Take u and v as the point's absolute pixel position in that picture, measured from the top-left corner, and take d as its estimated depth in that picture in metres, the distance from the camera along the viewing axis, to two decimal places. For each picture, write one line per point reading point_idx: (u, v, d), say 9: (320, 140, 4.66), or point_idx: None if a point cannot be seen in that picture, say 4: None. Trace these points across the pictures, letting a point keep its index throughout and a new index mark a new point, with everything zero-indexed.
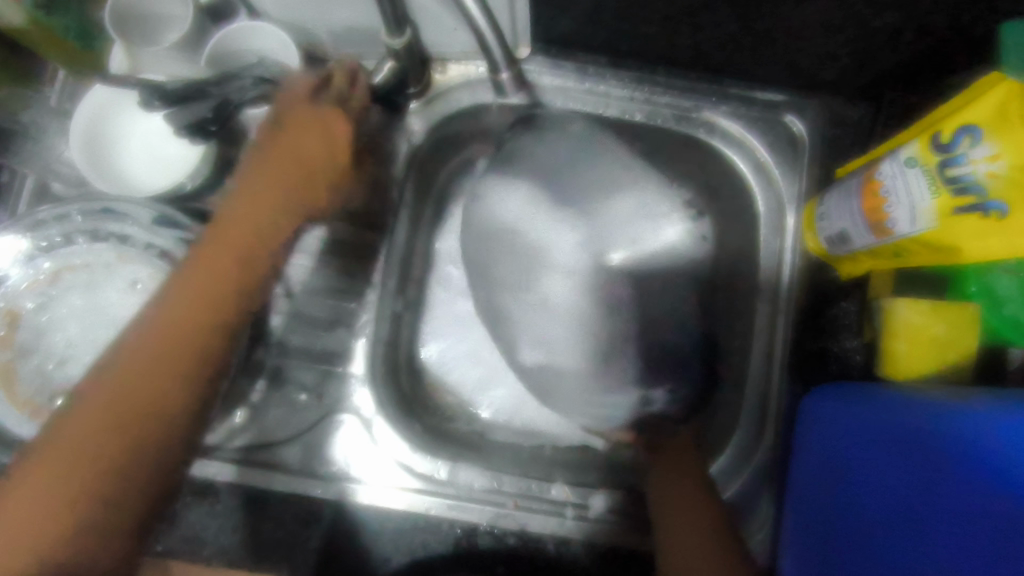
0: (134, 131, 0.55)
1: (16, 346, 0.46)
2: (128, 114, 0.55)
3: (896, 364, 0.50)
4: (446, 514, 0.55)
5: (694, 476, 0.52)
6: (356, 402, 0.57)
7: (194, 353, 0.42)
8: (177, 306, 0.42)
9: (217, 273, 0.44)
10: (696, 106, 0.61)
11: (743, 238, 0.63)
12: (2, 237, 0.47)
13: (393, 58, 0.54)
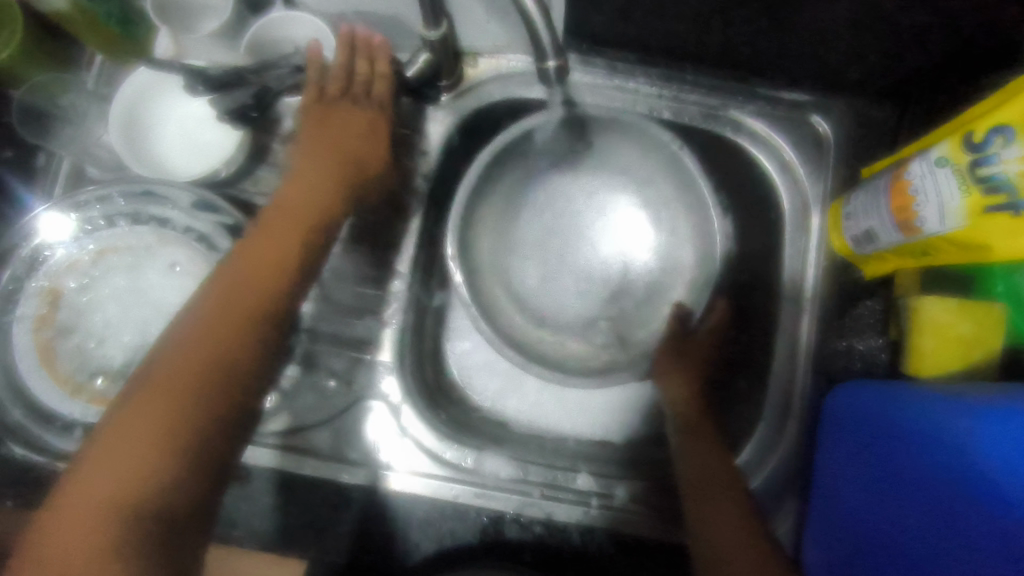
0: (172, 116, 0.56)
1: (56, 324, 0.47)
2: (167, 98, 0.56)
3: (925, 360, 0.52)
4: (473, 501, 0.56)
5: (721, 469, 0.54)
6: (386, 389, 0.58)
7: (236, 332, 0.45)
8: (219, 295, 0.46)
9: (254, 257, 0.47)
10: (723, 105, 0.62)
11: (767, 235, 0.64)
12: (49, 215, 0.48)
13: (428, 51, 0.54)
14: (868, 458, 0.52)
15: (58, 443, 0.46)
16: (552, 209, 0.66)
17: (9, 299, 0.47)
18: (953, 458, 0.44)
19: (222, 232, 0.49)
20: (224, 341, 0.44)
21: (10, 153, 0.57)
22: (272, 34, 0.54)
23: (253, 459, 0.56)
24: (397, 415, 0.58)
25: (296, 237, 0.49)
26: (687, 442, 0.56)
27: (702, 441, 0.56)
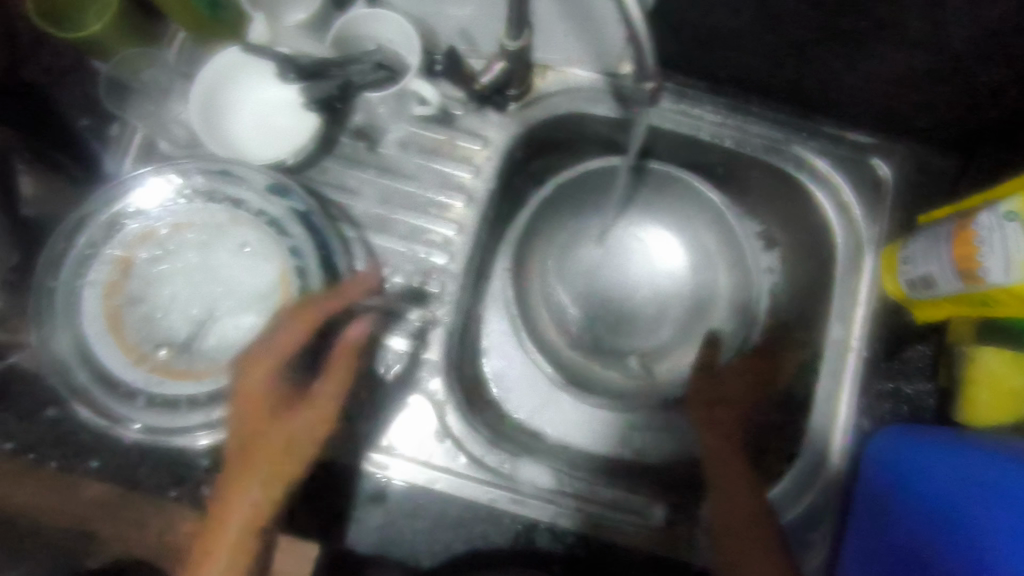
0: (247, 101, 0.57)
1: (126, 293, 0.48)
2: (240, 84, 0.57)
3: (979, 411, 0.53)
4: (508, 510, 0.56)
5: (746, 497, 0.54)
6: (431, 386, 0.58)
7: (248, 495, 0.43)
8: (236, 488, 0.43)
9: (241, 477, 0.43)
10: (787, 139, 0.62)
11: (819, 271, 0.64)
12: (151, 179, 0.49)
13: (505, 59, 0.55)
14: (901, 496, 0.52)
15: (115, 407, 0.46)
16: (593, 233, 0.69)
17: (83, 263, 0.47)
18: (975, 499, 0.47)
19: (295, 217, 0.50)
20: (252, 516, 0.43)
21: (88, 120, 0.58)
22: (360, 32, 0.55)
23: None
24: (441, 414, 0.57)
25: (320, 393, 0.45)
26: (713, 471, 0.56)
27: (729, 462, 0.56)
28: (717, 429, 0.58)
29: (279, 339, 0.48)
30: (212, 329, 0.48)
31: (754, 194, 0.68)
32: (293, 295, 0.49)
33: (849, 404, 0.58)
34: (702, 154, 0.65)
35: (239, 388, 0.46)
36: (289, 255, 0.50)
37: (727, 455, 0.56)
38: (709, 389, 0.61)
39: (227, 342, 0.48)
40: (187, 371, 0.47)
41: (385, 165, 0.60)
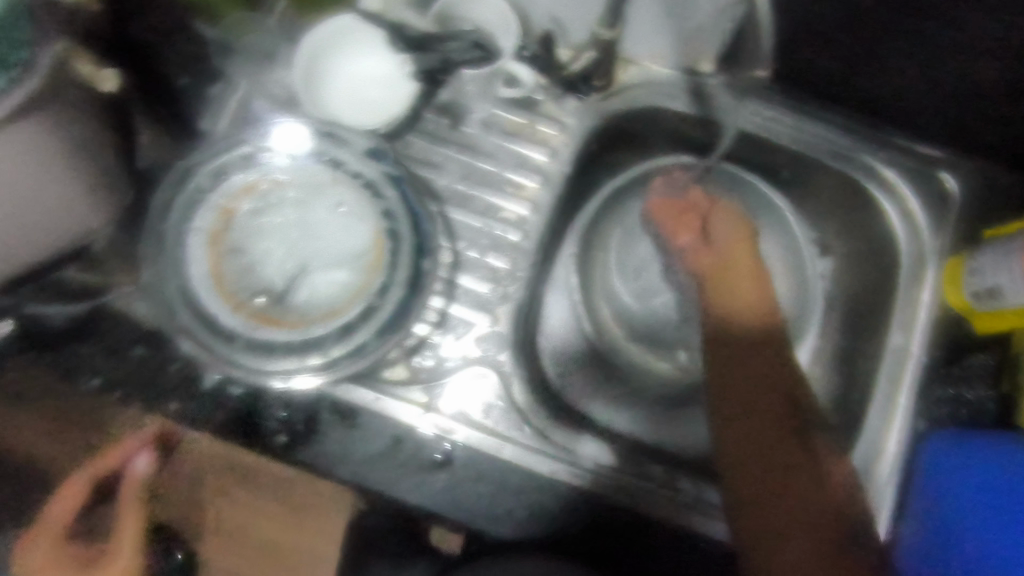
0: (340, 76, 0.58)
1: (228, 242, 0.50)
2: (335, 59, 0.58)
3: None
4: (568, 482, 0.57)
5: (802, 455, 0.55)
6: (500, 360, 0.59)
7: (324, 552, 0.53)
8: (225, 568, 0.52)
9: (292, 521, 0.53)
10: (856, 148, 0.63)
11: (880, 279, 0.65)
12: (287, 125, 0.51)
13: (596, 48, 0.57)
14: (976, 500, 0.55)
15: (210, 345, 0.48)
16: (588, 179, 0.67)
17: (188, 210, 0.49)
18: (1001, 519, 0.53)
19: (390, 182, 0.52)
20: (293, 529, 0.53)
21: (187, 79, 0.59)
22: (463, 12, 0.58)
23: (352, 400, 0.57)
24: (508, 388, 0.59)
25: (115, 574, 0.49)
26: (733, 455, 0.55)
27: (768, 432, 0.55)
28: (740, 408, 0.57)
29: (370, 296, 0.50)
30: (306, 282, 0.51)
31: (816, 198, 0.68)
32: (385, 256, 0.51)
33: (906, 409, 0.60)
34: (771, 157, 0.66)
35: (332, 339, 0.49)
36: (381, 218, 0.52)
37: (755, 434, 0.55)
38: (743, 359, 0.59)
39: (320, 295, 0.51)
40: (282, 320, 0.49)
41: (468, 143, 0.62)
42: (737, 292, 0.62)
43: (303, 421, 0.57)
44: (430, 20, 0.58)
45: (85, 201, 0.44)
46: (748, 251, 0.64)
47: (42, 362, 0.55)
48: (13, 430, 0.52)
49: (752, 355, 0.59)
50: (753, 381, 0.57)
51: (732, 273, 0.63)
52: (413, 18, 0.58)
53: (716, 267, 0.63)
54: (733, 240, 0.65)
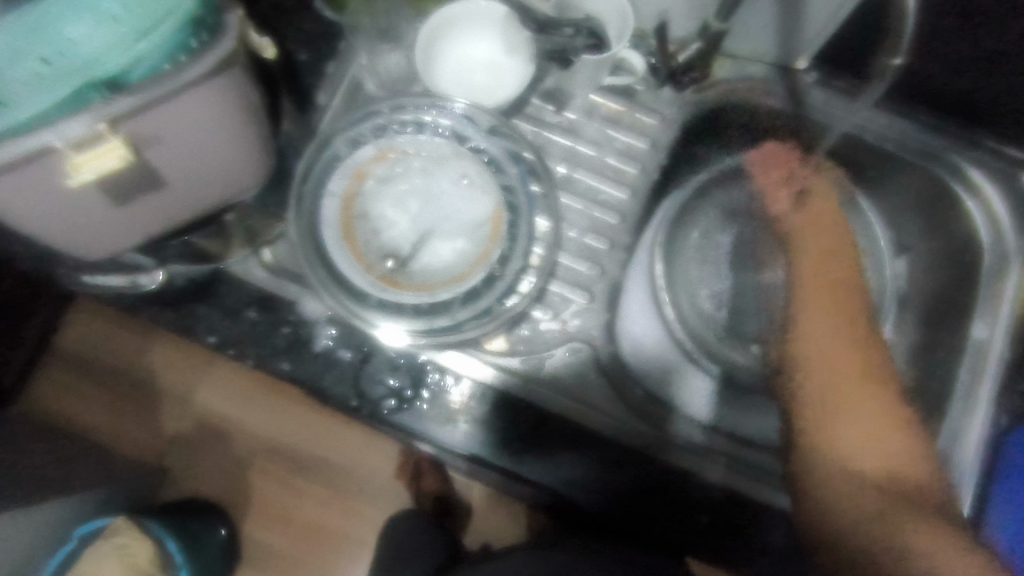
0: (452, 54, 0.61)
1: (358, 207, 0.53)
2: (449, 39, 0.61)
3: None
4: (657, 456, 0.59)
5: (894, 431, 0.51)
6: (596, 337, 0.62)
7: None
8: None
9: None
10: (944, 148, 0.65)
11: (960, 279, 0.66)
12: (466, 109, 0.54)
13: (705, 39, 0.59)
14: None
15: (342, 303, 0.50)
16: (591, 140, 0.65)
17: (328, 170, 0.52)
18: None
19: (512, 159, 0.54)
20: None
21: (307, 56, 0.62)
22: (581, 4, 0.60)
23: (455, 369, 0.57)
24: (605, 364, 0.61)
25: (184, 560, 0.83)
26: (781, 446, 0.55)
27: (849, 399, 0.52)
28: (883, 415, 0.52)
29: (490, 265, 0.53)
30: (427, 250, 0.53)
31: (900, 196, 0.69)
32: (504, 227, 0.53)
33: (986, 401, 0.62)
34: (857, 156, 0.68)
35: (456, 304, 0.52)
36: (502, 191, 0.54)
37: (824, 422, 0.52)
38: (823, 367, 0.53)
39: (440, 263, 0.53)
40: (409, 283, 0.52)
41: (569, 128, 0.64)
42: (864, 335, 0.55)
43: (410, 386, 0.57)
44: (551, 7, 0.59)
45: (245, 165, 0.46)
46: (844, 272, 0.58)
47: (164, 319, 0.57)
48: (77, 394, 0.87)
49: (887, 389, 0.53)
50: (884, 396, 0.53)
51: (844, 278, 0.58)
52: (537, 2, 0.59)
53: (809, 287, 0.57)
54: (824, 208, 0.62)
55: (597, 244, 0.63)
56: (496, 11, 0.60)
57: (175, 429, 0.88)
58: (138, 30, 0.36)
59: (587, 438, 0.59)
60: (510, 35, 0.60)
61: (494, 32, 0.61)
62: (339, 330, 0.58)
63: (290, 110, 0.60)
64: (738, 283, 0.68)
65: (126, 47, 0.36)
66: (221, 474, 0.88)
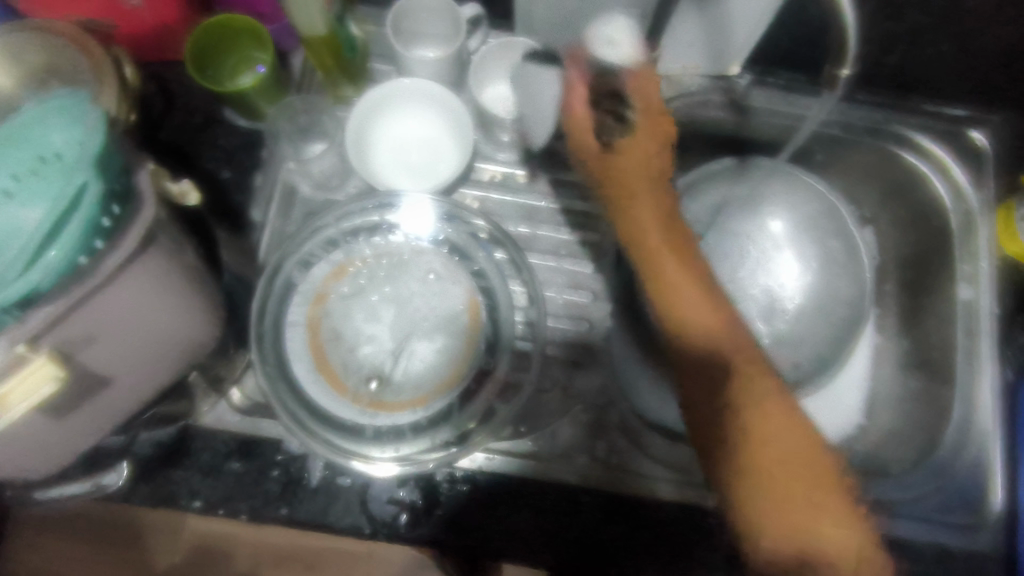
0: (384, 145, 0.58)
1: (326, 331, 0.49)
2: (379, 130, 0.58)
3: None
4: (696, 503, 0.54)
5: (780, 443, 0.44)
6: (599, 394, 0.59)
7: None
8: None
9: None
10: (888, 121, 0.66)
11: (933, 242, 0.66)
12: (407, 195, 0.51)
13: None
14: None
15: (336, 441, 0.46)
16: (554, 192, 0.62)
17: (286, 299, 0.49)
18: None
19: (476, 241, 0.51)
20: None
21: (229, 172, 0.58)
22: (483, 85, 0.60)
23: (463, 466, 0.54)
24: (614, 419, 0.58)
25: None
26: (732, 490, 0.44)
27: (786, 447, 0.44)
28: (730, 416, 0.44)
29: (480, 357, 0.49)
30: (409, 357, 0.49)
31: (852, 174, 0.70)
32: (484, 313, 0.50)
33: (990, 360, 0.62)
34: (806, 143, 0.68)
35: (457, 409, 0.48)
36: (473, 278, 0.51)
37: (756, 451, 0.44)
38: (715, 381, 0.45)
39: (426, 367, 0.49)
40: (399, 400, 0.48)
41: (518, 184, 0.62)
42: (704, 329, 0.45)
43: (422, 500, 0.53)
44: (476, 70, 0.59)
45: (193, 332, 0.42)
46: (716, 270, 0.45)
47: (138, 496, 0.52)
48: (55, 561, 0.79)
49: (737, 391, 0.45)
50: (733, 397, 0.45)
51: (674, 278, 0.45)
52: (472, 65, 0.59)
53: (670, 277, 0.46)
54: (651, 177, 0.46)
55: (578, 295, 0.61)
56: (423, 87, 0.57)
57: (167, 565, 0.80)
58: (44, 233, 0.31)
59: (609, 498, 0.54)
60: (438, 114, 0.58)
61: (421, 114, 0.58)
62: (332, 459, 0.53)
63: (223, 237, 0.55)
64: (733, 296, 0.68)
65: (33, 255, 0.31)
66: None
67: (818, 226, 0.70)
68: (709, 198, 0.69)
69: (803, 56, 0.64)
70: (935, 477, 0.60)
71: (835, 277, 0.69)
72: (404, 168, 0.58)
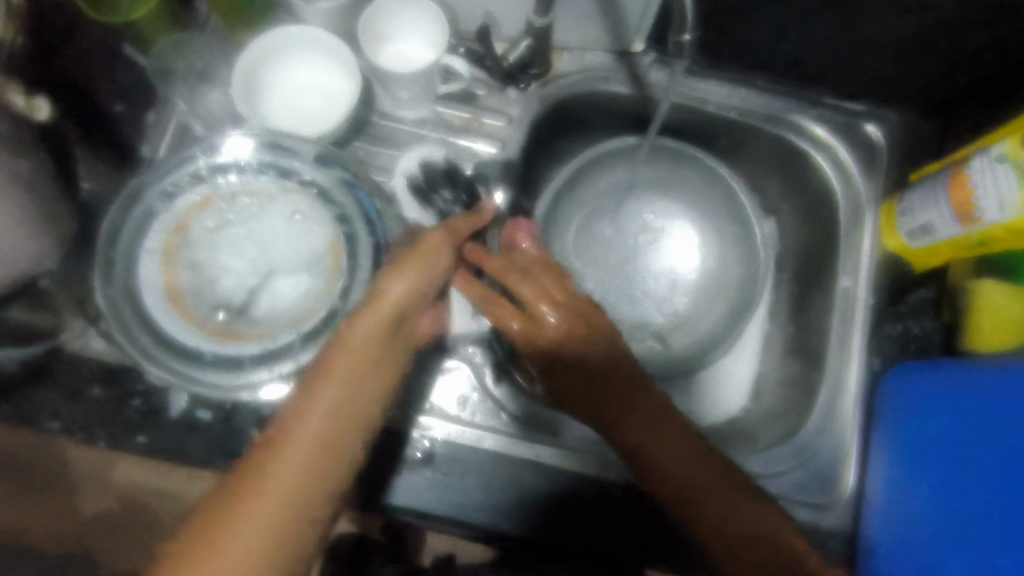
0: (275, 89, 0.59)
1: (182, 260, 0.50)
2: (273, 74, 0.59)
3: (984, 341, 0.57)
4: (561, 466, 0.57)
5: (730, 501, 0.47)
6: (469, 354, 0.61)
7: (301, 497, 0.38)
8: (395, 272, 0.45)
9: (373, 302, 0.44)
10: (785, 109, 0.66)
11: (824, 234, 0.67)
12: (240, 137, 0.51)
13: (530, 36, 0.58)
14: (922, 430, 0.57)
15: (174, 365, 0.47)
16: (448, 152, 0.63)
17: (142, 225, 0.49)
18: (946, 519, 0.53)
19: (342, 187, 0.52)
20: (395, 305, 0.44)
21: (122, 106, 0.58)
22: (384, 41, 0.60)
23: None
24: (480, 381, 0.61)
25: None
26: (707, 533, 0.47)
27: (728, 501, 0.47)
28: (676, 469, 0.48)
29: (332, 300, 0.50)
30: (265, 293, 0.51)
31: (752, 164, 0.71)
32: (344, 259, 0.51)
33: (860, 349, 0.62)
34: (709, 125, 0.68)
35: (297, 347, 0.48)
36: (335, 219, 0.52)
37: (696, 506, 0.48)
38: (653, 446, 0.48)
39: (281, 304, 0.50)
40: (247, 332, 0.49)
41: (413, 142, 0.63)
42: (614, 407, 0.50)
43: None
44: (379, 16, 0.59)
45: (14, 242, 0.43)
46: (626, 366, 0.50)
47: None
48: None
49: (673, 455, 0.48)
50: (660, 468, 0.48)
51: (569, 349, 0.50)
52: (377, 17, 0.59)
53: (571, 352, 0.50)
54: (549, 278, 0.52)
55: None
56: (315, 34, 0.58)
57: (94, 513, 0.82)
58: None
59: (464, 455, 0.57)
60: (331, 63, 0.59)
61: (315, 63, 0.59)
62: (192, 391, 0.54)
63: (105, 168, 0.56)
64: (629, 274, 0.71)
65: None
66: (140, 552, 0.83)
67: (714, 209, 0.72)
68: (614, 177, 0.73)
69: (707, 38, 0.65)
70: (794, 457, 0.61)
71: (725, 260, 0.72)
72: (294, 112, 0.58)
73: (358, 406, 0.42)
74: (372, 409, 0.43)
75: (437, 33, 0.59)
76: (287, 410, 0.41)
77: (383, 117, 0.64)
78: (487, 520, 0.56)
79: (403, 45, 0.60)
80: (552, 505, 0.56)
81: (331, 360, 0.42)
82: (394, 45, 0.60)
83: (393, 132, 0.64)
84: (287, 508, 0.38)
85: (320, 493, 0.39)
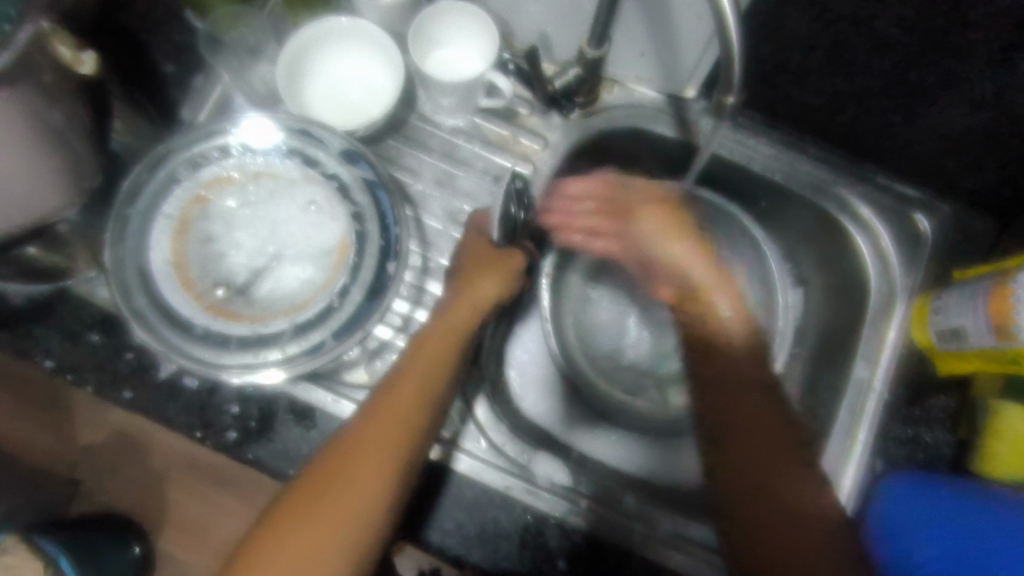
0: (319, 74, 0.59)
1: (194, 232, 0.50)
2: (319, 60, 0.59)
3: (996, 465, 0.54)
4: (531, 506, 0.57)
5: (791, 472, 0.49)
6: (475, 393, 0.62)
7: (370, 504, 0.45)
8: (479, 275, 0.55)
9: (460, 303, 0.54)
10: (833, 183, 0.63)
11: (850, 317, 0.63)
12: (266, 119, 0.51)
13: (581, 66, 0.57)
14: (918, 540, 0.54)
15: (164, 334, 0.48)
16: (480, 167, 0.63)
17: (163, 189, 0.50)
18: None
19: (362, 186, 0.52)
20: (482, 303, 0.54)
21: (172, 67, 0.60)
22: (432, 47, 0.59)
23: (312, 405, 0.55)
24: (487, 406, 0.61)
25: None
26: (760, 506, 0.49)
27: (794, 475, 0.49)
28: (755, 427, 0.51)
29: (330, 296, 0.50)
30: (269, 276, 0.51)
31: (788, 231, 0.68)
32: (351, 256, 0.51)
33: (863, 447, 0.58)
34: (748, 183, 0.66)
35: (287, 336, 0.49)
36: (349, 218, 0.52)
37: (795, 513, 0.48)
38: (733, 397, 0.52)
39: (280, 291, 0.51)
40: (240, 313, 0.49)
41: (446, 150, 0.63)
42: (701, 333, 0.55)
43: (257, 419, 0.55)
44: (432, 17, 0.58)
45: (32, 187, 0.44)
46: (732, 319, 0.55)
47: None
48: None
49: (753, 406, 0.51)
50: (758, 452, 0.50)
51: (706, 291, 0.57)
52: (431, 18, 0.58)
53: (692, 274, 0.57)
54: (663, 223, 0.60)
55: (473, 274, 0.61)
56: (366, 28, 0.58)
57: None
58: None
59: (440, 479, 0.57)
60: (379, 59, 0.59)
61: (362, 56, 0.59)
62: None
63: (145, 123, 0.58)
64: (641, 319, 0.69)
65: None
66: (209, 537, 0.54)
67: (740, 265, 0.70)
68: None
69: (761, 96, 0.62)
70: None
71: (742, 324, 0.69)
72: (334, 101, 0.59)
73: (420, 402, 0.49)
74: (437, 412, 0.50)
75: (488, 47, 0.58)
76: (358, 424, 0.48)
77: (421, 120, 0.64)
78: (438, 540, 0.56)
79: (452, 50, 0.60)
80: (512, 541, 0.56)
81: (403, 374, 0.50)
82: (443, 47, 0.60)
83: (429, 137, 0.63)
84: (355, 511, 0.44)
85: (388, 480, 0.46)
